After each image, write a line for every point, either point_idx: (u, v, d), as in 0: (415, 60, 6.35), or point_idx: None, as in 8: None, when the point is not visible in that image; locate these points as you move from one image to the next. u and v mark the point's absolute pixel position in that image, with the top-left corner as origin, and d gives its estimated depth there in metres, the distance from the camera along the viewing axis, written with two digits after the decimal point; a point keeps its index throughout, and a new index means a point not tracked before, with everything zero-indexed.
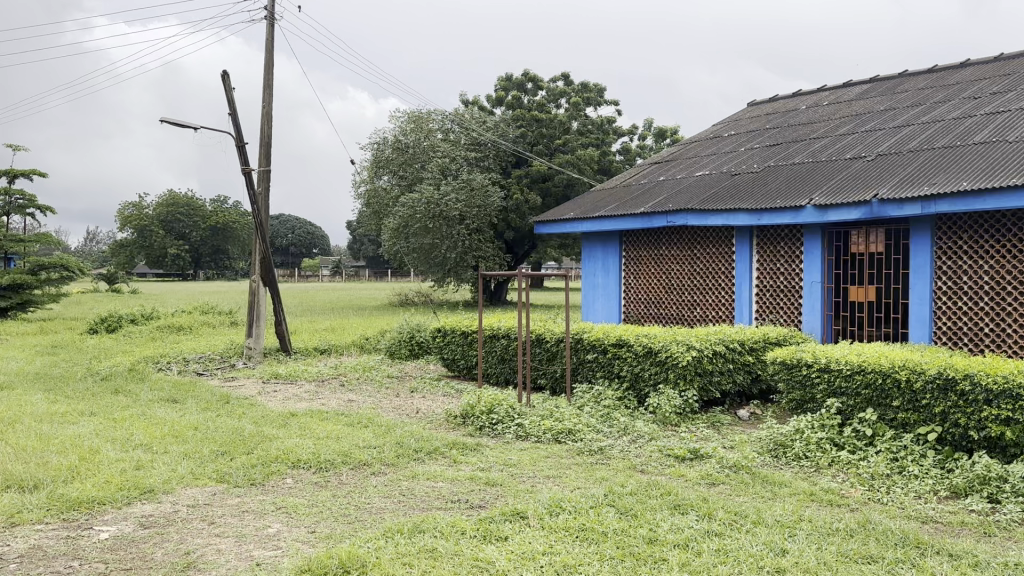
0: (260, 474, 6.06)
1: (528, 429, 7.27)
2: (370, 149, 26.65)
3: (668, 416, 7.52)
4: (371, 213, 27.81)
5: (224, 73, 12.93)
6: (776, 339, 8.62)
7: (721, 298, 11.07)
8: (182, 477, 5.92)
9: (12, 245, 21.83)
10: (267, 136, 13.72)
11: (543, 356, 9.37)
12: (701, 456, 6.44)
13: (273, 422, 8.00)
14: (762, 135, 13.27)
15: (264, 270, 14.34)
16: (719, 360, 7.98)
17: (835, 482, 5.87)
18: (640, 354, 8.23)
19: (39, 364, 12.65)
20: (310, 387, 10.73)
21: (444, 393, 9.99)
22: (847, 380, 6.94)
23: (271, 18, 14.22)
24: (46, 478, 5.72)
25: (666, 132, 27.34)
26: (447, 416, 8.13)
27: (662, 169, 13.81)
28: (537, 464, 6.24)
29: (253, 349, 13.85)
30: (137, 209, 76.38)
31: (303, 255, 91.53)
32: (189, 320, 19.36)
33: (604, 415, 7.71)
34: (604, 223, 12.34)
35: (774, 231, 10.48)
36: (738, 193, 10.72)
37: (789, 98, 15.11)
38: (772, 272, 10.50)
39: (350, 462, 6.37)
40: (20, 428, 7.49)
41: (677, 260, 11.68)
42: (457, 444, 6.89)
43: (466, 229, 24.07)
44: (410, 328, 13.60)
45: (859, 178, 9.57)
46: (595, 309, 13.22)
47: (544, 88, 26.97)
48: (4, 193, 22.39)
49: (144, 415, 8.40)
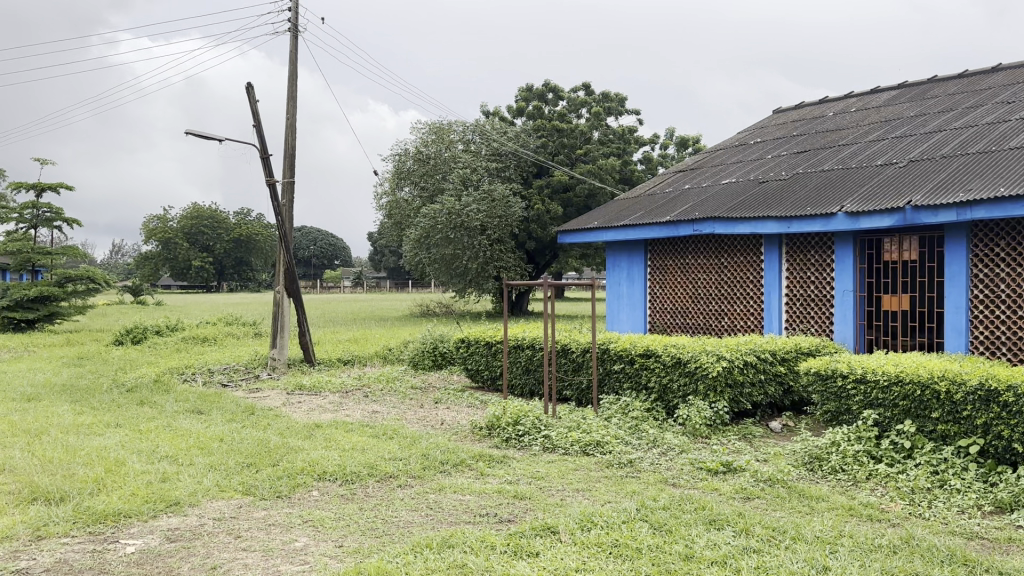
0: (285, 486, 6.00)
1: (555, 441, 7.15)
2: (392, 160, 26.70)
3: (699, 428, 7.40)
4: (392, 224, 27.85)
5: (249, 84, 13.00)
6: (808, 349, 8.45)
7: (749, 307, 10.92)
8: (208, 490, 5.87)
9: (39, 257, 22.07)
10: (290, 147, 13.77)
11: (569, 367, 9.25)
12: (735, 469, 6.30)
13: (297, 433, 7.95)
14: (789, 142, 13.11)
15: (287, 281, 14.35)
16: (751, 371, 7.83)
17: (875, 496, 5.71)
18: (669, 364, 8.10)
19: (65, 376, 12.72)
20: (334, 398, 10.68)
21: (469, 404, 9.90)
22: (883, 391, 6.78)
23: (294, 30, 14.29)
24: (72, 490, 5.70)
25: (688, 141, 27.18)
26: (472, 427, 8.03)
27: (688, 176, 13.67)
28: (566, 476, 6.13)
29: (277, 360, 13.87)
30: (162, 221, 77.20)
31: (325, 267, 92.05)
32: (213, 332, 19.45)
33: (633, 427, 7.58)
34: (629, 232, 12.21)
35: (803, 239, 10.32)
36: (766, 201, 10.57)
37: (815, 105, 14.94)
38: (803, 281, 10.32)
39: (377, 474, 6.29)
40: (47, 439, 7.50)
41: (704, 269, 11.53)
42: (484, 456, 6.80)
43: (488, 239, 24.01)
44: (433, 338, 13.54)
45: (892, 185, 9.40)
46: (620, 319, 13.09)
47: (565, 98, 26.94)
48: (32, 207, 22.67)
49: (169, 426, 8.38)
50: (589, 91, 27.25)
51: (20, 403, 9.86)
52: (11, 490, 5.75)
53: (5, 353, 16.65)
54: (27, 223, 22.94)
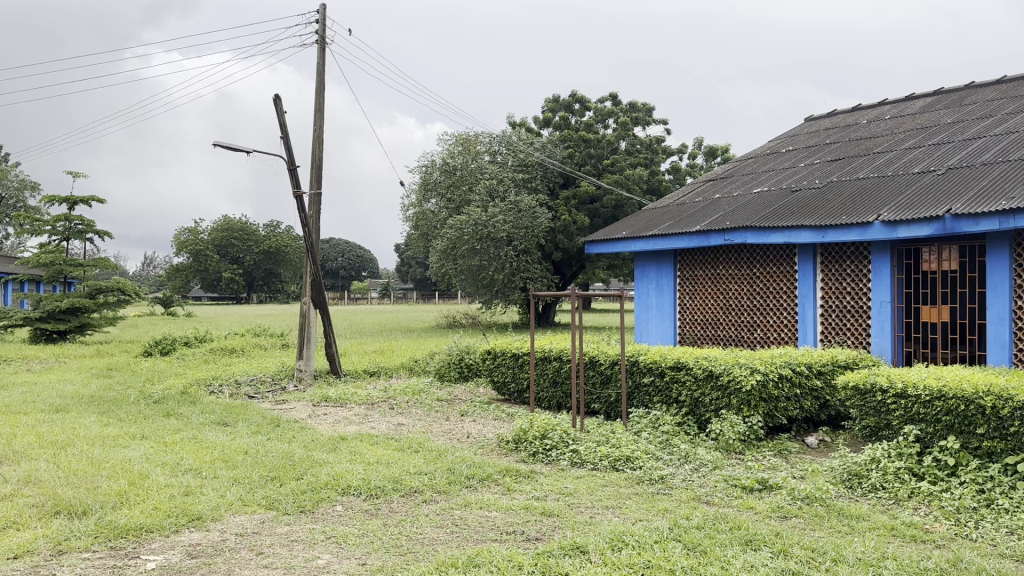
0: (309, 500, 5.89)
1: (583, 456, 6.98)
2: (419, 171, 26.72)
3: (732, 443, 7.20)
4: (419, 236, 27.84)
5: (276, 96, 13.03)
6: (845, 362, 8.21)
7: (783, 319, 10.68)
8: (230, 504, 5.77)
9: (71, 268, 22.33)
10: (318, 159, 13.78)
11: (597, 379, 9.08)
12: (771, 487, 6.10)
13: (322, 446, 7.86)
14: (822, 150, 12.86)
15: (314, 292, 14.32)
16: (786, 385, 7.60)
17: (918, 515, 5.47)
18: (700, 377, 7.89)
19: (94, 386, 12.77)
20: (359, 410, 10.60)
21: (496, 417, 9.75)
22: (925, 407, 6.54)
23: (322, 42, 14.32)
24: (95, 503, 5.63)
25: (717, 151, 26.92)
26: (499, 441, 7.89)
27: (718, 186, 13.47)
28: (595, 493, 5.96)
29: (304, 371, 13.79)
30: (192, 233, 78.13)
31: (352, 278, 92.54)
32: (241, 343, 19.54)
33: (664, 442, 7.39)
34: (658, 242, 12.03)
35: (838, 248, 10.08)
36: (800, 209, 10.34)
37: (848, 113, 14.68)
38: (838, 292, 10.07)
39: (401, 489, 6.16)
40: (72, 451, 7.47)
41: (735, 280, 11.31)
42: (510, 471, 6.65)
43: (514, 250, 23.92)
44: (459, 350, 13.43)
45: (930, 193, 9.14)
46: (649, 330, 12.90)
47: (592, 108, 26.83)
48: (65, 219, 22.97)
49: (194, 438, 8.34)
50: (617, 101, 27.13)
51: (47, 414, 9.88)
52: (34, 503, 5.70)
53: (37, 364, 16.81)
54: (60, 235, 23.25)
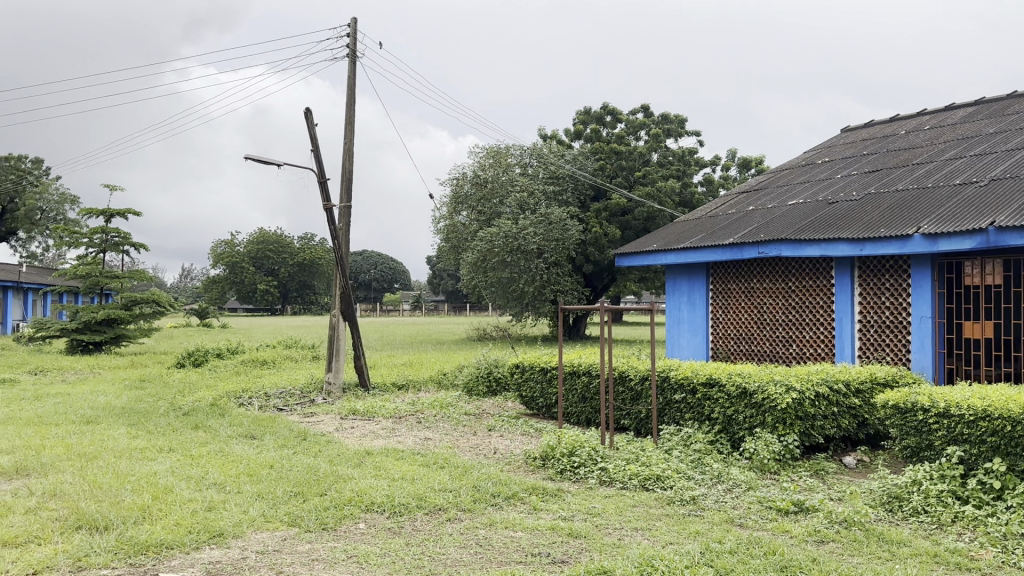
0: (332, 517, 5.79)
1: (612, 474, 6.81)
2: (449, 184, 26.73)
3: (766, 463, 6.98)
4: (449, 248, 27.83)
5: (307, 109, 13.09)
6: (884, 381, 7.93)
7: (820, 334, 10.40)
8: (253, 520, 5.69)
9: (108, 280, 22.63)
10: (347, 171, 13.79)
11: (627, 396, 8.89)
12: (808, 509, 5.88)
13: (348, 460, 7.79)
14: (859, 161, 12.58)
15: (344, 305, 14.28)
16: (823, 403, 7.36)
17: (963, 542, 5.21)
18: (733, 395, 7.67)
19: (125, 398, 12.85)
20: (387, 423, 10.52)
21: (524, 432, 9.61)
22: (969, 427, 6.28)
23: (353, 55, 14.37)
24: (117, 518, 5.58)
25: (751, 162, 26.60)
26: (526, 457, 7.75)
27: (752, 198, 13.23)
28: (624, 513, 5.79)
29: (333, 384, 13.78)
30: (228, 246, 79.15)
31: (384, 290, 93.02)
32: (273, 355, 19.56)
33: (696, 461, 7.19)
34: (691, 255, 11.82)
35: (877, 262, 9.79)
36: (837, 222, 10.07)
37: (887, 122, 14.37)
38: (877, 306, 9.75)
39: (425, 506, 6.04)
40: (98, 464, 7.47)
41: (770, 294, 11.06)
42: (537, 489, 6.50)
43: (544, 263, 23.79)
44: (488, 363, 13.30)
45: (973, 204, 8.84)
46: (680, 345, 12.68)
47: (624, 120, 26.68)
48: (102, 232, 23.33)
49: (221, 451, 8.30)
50: (649, 113, 26.96)
51: (78, 425, 9.94)
52: (57, 517, 5.67)
53: (72, 375, 17.01)
54: (97, 247, 23.61)
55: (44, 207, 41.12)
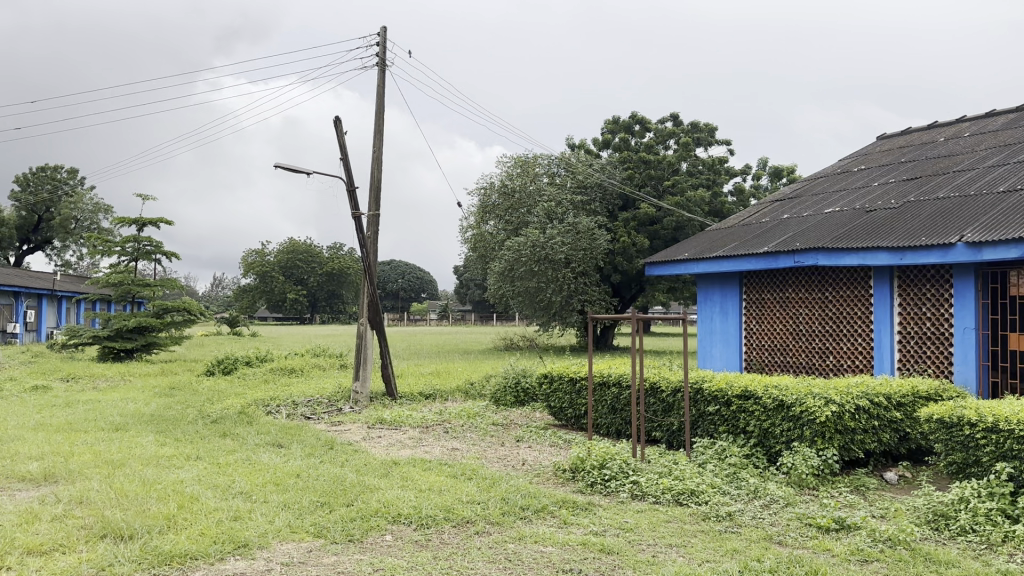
0: (358, 529, 5.68)
1: (644, 488, 6.63)
2: (477, 194, 26.69)
3: (805, 478, 6.76)
4: (477, 257, 27.77)
5: (336, 117, 13.09)
6: (926, 394, 7.67)
7: (857, 345, 10.13)
8: (278, 531, 5.60)
9: (139, 288, 22.85)
10: (376, 179, 13.77)
11: (658, 408, 8.71)
12: (850, 526, 5.67)
13: (374, 471, 7.68)
14: (897, 169, 12.29)
15: (371, 313, 14.22)
16: (863, 417, 7.13)
17: (1015, 563, 4.96)
18: (770, 408, 7.46)
19: (155, 405, 12.89)
20: (414, 433, 10.41)
21: (552, 443, 9.45)
22: (1019, 443, 6.01)
23: (382, 64, 14.37)
24: (142, 527, 5.51)
25: (782, 171, 26.25)
26: (556, 469, 7.59)
27: (786, 206, 12.98)
28: (658, 529, 5.61)
29: (360, 393, 13.70)
30: (259, 255, 79.84)
31: (412, 300, 93.31)
32: (282, 355, 21.68)
33: (731, 475, 6.98)
34: (724, 264, 11.61)
35: (917, 271, 9.51)
36: (876, 230, 9.82)
37: (925, 130, 14.06)
38: (918, 317, 9.46)
39: (453, 519, 5.90)
40: (125, 471, 7.44)
41: (806, 304, 10.81)
42: (567, 502, 6.34)
43: (572, 272, 23.62)
44: (516, 373, 13.15)
45: (1019, 212, 8.56)
46: (713, 356, 12.47)
47: (653, 129, 26.49)
48: (134, 240, 23.60)
49: (248, 460, 8.25)
50: (678, 122, 26.75)
51: (107, 432, 9.95)
52: (83, 525, 5.63)
53: (103, 382, 17.15)
54: (129, 256, 23.88)
55: (79, 217, 41.73)
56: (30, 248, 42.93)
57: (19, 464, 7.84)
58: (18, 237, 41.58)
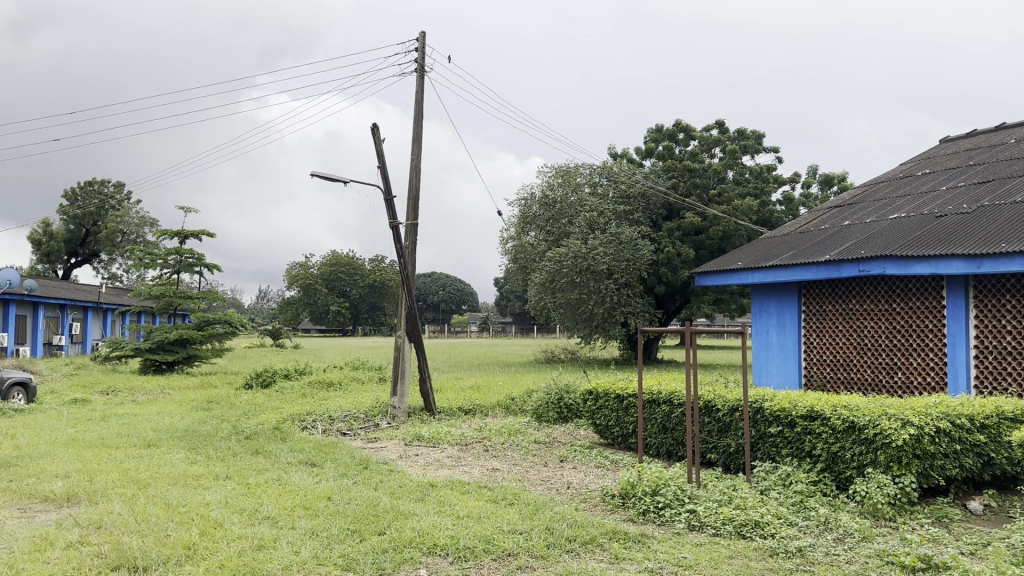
0: (390, 561, 5.20)
1: (702, 519, 6.05)
2: (518, 205, 26.29)
3: (880, 508, 6.12)
4: (518, 268, 27.27)
5: (374, 125, 12.76)
6: (1013, 415, 6.94)
7: (927, 360, 9.40)
8: (304, 563, 5.15)
9: (180, 300, 22.81)
10: (415, 188, 13.40)
11: (714, 428, 8.12)
12: (939, 566, 4.97)
13: (410, 494, 7.21)
14: (966, 171, 11.54)
15: (410, 325, 13.79)
16: (943, 440, 6.46)
17: None
18: (839, 430, 6.84)
19: (190, 420, 12.62)
20: (452, 452, 9.94)
21: (598, 464, 8.92)
22: None
23: (421, 70, 14.03)
24: (158, 558, 5.12)
25: (833, 179, 25.36)
26: (604, 494, 7.05)
27: (846, 212, 12.30)
28: (720, 566, 5.04)
29: (397, 408, 13.30)
30: (303, 267, 80.46)
31: (453, 311, 93.31)
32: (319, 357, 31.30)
33: (798, 504, 6.38)
34: (780, 274, 10.99)
35: (995, 280, 8.82)
36: (951, 235, 9.11)
37: (993, 132, 13.25)
38: (997, 330, 8.78)
39: (493, 551, 5.41)
40: (149, 492, 7.09)
41: (871, 316, 10.13)
42: (618, 534, 5.80)
43: (614, 283, 23.01)
44: (559, 388, 12.62)
45: None
46: (769, 372, 11.92)
47: (697, 137, 25.83)
48: (176, 253, 23.62)
49: (279, 480, 7.89)
50: (724, 129, 26.01)
51: (138, 449, 9.68)
52: (99, 553, 5.26)
53: (143, 396, 17.01)
54: (171, 269, 23.92)
55: (125, 230, 42.29)
56: (77, 261, 43.60)
57: (45, 482, 7.58)
58: (66, 249, 42.30)
